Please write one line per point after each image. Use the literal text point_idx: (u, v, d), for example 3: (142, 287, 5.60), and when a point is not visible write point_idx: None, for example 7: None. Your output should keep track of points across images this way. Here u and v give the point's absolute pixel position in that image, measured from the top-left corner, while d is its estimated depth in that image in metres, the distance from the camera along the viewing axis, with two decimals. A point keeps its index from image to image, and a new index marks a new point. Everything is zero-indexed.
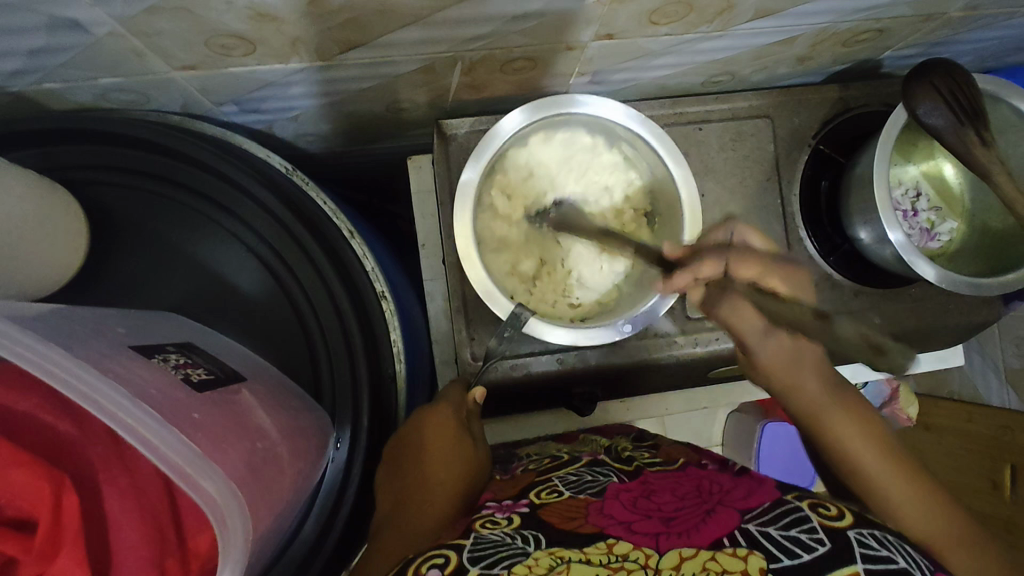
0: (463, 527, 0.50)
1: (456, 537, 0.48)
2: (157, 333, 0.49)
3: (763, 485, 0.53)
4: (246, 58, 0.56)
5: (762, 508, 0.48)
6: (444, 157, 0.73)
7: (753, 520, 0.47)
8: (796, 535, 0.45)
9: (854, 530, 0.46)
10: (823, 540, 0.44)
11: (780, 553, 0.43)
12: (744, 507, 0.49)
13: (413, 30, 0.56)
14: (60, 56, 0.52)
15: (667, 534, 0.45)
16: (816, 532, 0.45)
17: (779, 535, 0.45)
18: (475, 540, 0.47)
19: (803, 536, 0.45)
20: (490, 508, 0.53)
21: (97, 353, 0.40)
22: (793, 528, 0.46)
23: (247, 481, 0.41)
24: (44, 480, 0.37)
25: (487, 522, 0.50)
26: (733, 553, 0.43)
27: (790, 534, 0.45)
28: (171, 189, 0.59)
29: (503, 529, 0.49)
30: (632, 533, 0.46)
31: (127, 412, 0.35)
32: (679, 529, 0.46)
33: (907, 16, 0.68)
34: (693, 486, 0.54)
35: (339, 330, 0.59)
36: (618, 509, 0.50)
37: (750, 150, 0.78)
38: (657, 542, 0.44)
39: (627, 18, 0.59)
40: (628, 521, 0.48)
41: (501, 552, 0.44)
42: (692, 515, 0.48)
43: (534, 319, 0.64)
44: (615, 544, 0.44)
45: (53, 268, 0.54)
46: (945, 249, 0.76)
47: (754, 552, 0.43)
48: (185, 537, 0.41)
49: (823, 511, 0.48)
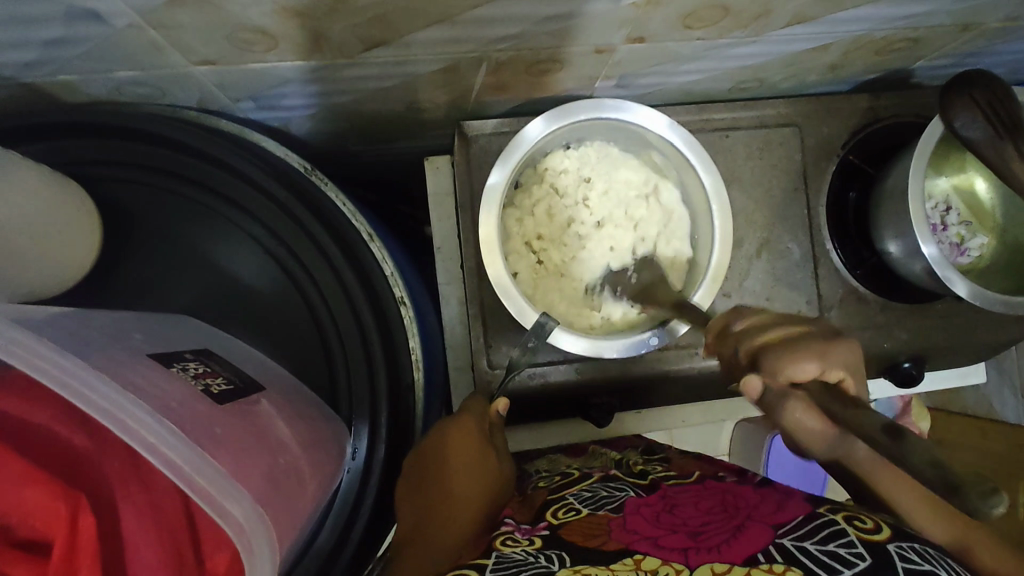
0: (485, 544, 0.49)
1: (476, 557, 0.47)
2: (174, 339, 0.48)
3: (790, 498, 0.51)
4: (269, 54, 0.54)
5: (795, 521, 0.47)
6: (465, 158, 0.71)
7: (787, 535, 0.45)
8: (834, 549, 0.43)
9: (894, 544, 0.44)
10: (862, 554, 0.42)
11: (816, 567, 0.41)
12: (775, 523, 0.47)
13: (440, 29, 0.54)
14: (77, 48, 0.50)
15: (698, 549, 0.44)
16: (854, 547, 0.43)
17: (816, 549, 0.43)
18: (498, 559, 0.45)
19: (841, 551, 0.42)
20: (510, 527, 0.51)
21: (113, 360, 0.38)
22: (830, 542, 0.43)
23: (268, 498, 0.39)
24: (59, 500, 0.35)
25: (508, 539, 0.48)
26: (770, 569, 0.41)
27: (827, 549, 0.43)
28: (186, 187, 0.57)
29: (525, 548, 0.47)
30: (659, 549, 0.44)
31: (143, 426, 0.34)
32: (709, 544, 0.44)
33: (945, 25, 0.66)
34: (719, 500, 0.52)
35: (358, 339, 0.57)
36: (642, 526, 0.48)
37: (778, 159, 0.76)
38: (687, 557, 0.43)
39: (662, 21, 0.57)
40: (654, 537, 0.46)
41: (525, 570, 0.43)
42: (722, 529, 0.46)
43: (560, 329, 0.62)
44: (643, 560, 0.43)
45: (66, 266, 0.52)
46: (975, 265, 0.74)
47: (790, 567, 0.41)
48: (202, 556, 0.39)
49: (858, 525, 0.45)
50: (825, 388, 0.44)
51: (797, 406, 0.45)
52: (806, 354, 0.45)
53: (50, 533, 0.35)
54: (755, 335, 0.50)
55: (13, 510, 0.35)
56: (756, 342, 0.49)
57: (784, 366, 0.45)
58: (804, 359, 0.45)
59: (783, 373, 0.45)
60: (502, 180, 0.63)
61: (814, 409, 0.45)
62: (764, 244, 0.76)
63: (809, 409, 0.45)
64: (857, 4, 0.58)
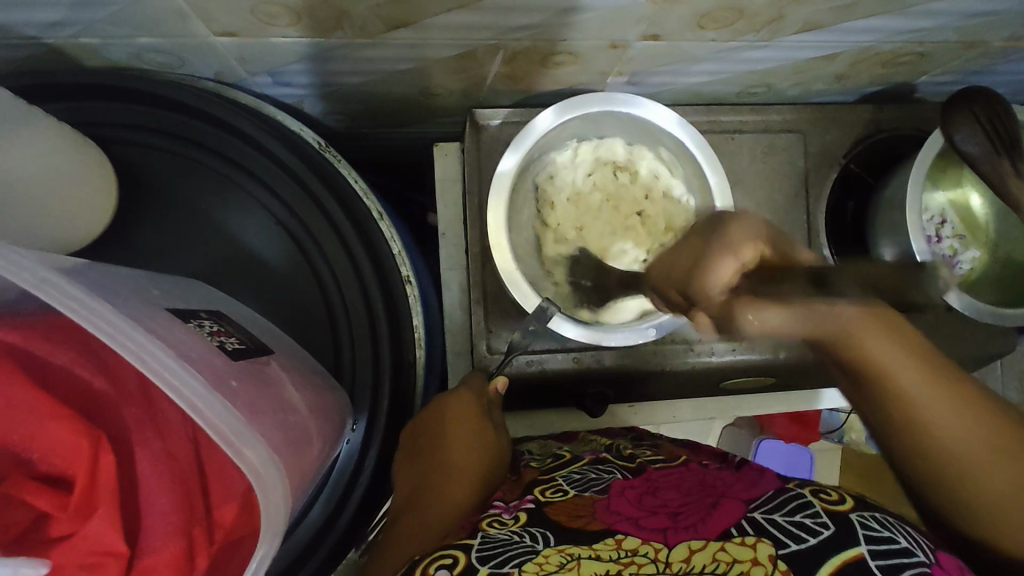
0: (471, 527, 0.49)
1: (463, 536, 0.48)
2: (187, 298, 0.48)
3: (764, 476, 0.53)
4: (291, 28, 0.55)
5: (767, 496, 0.48)
6: (475, 145, 0.73)
7: (759, 509, 0.46)
8: (800, 519, 0.45)
9: (857, 513, 0.45)
10: (827, 523, 0.44)
11: (785, 537, 0.43)
12: (748, 498, 0.48)
13: (460, 14, 0.55)
14: (103, 11, 0.51)
15: (675, 529, 0.45)
16: (820, 517, 0.45)
17: (784, 520, 0.45)
18: (483, 539, 0.46)
19: (807, 520, 0.44)
20: (497, 509, 0.52)
21: (135, 310, 0.39)
22: (798, 513, 0.45)
23: (280, 453, 0.41)
24: (83, 437, 0.36)
25: (494, 521, 0.49)
26: (742, 542, 0.43)
27: (795, 520, 0.45)
28: (202, 154, 0.58)
29: (511, 528, 0.48)
30: (640, 529, 0.45)
31: (167, 368, 0.35)
32: (687, 522, 0.46)
33: (950, 42, 0.68)
34: (698, 481, 0.53)
35: (364, 311, 0.58)
36: (625, 506, 0.49)
37: (781, 164, 0.78)
38: (666, 536, 0.44)
39: (677, 19, 0.59)
40: (636, 517, 0.47)
41: (510, 551, 0.44)
42: (699, 508, 0.48)
43: (559, 315, 0.64)
44: (624, 540, 0.44)
45: (81, 225, 0.53)
46: (966, 277, 0.76)
47: (761, 539, 0.43)
48: (212, 508, 0.40)
49: (824, 497, 0.47)
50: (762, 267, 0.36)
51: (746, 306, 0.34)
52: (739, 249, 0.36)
53: (72, 469, 0.36)
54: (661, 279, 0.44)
55: (36, 446, 0.36)
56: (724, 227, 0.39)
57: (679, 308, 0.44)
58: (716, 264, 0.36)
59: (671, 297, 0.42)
60: (512, 166, 0.64)
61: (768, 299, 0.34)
62: None
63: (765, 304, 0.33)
64: (868, 14, 0.60)
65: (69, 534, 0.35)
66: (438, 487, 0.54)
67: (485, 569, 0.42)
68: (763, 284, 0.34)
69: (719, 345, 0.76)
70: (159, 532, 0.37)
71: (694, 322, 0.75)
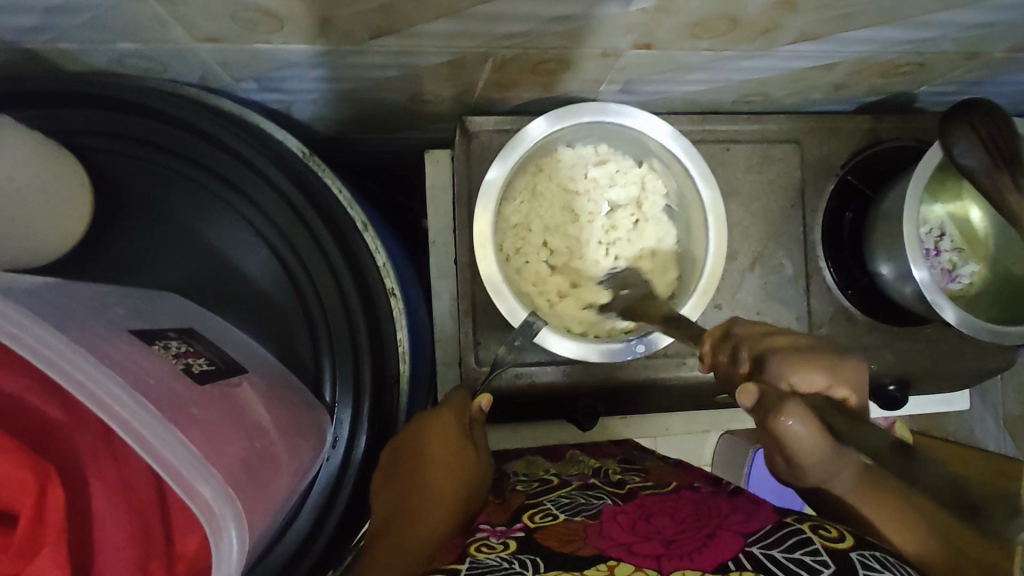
0: (459, 549, 0.48)
1: (450, 562, 0.46)
2: (159, 316, 0.47)
3: (759, 508, 0.51)
4: (273, 35, 0.53)
5: (765, 531, 0.47)
6: (465, 153, 0.71)
7: (757, 544, 0.45)
8: (800, 557, 0.43)
9: (857, 552, 0.43)
10: (827, 562, 0.42)
11: None
12: (745, 531, 0.47)
13: (445, 22, 0.54)
14: (79, 17, 0.50)
15: (669, 558, 0.43)
16: (819, 555, 0.43)
17: (783, 557, 0.43)
18: (472, 562, 0.44)
19: (807, 558, 0.43)
20: (485, 533, 0.50)
21: (94, 335, 0.38)
22: (797, 550, 0.44)
23: (242, 483, 0.39)
24: (28, 471, 0.35)
25: (483, 544, 0.47)
26: None
27: (794, 557, 0.43)
28: (178, 164, 0.57)
29: (499, 551, 0.46)
30: (633, 555, 0.43)
31: (115, 399, 0.34)
32: (680, 552, 0.44)
33: (951, 52, 0.66)
34: (692, 510, 0.52)
35: (345, 326, 0.57)
36: (617, 532, 0.47)
37: (777, 174, 0.77)
38: (658, 563, 0.42)
39: (671, 28, 0.57)
40: (628, 543, 0.45)
41: (498, 573, 0.42)
42: (693, 538, 0.46)
43: (547, 329, 0.62)
44: (617, 566, 0.42)
45: (54, 237, 0.52)
46: (965, 292, 0.74)
47: None
48: (172, 539, 0.38)
49: (824, 534, 0.46)
50: (832, 403, 0.36)
51: (793, 409, 0.35)
52: (812, 366, 0.38)
53: (16, 504, 0.35)
54: (759, 337, 0.41)
55: None
56: (755, 345, 0.40)
57: (782, 373, 0.38)
58: (813, 368, 0.38)
59: (780, 377, 0.38)
60: (499, 176, 0.63)
61: (820, 422, 0.35)
62: (758, 258, 0.76)
63: (807, 415, 0.35)
64: (866, 25, 0.59)
65: None
66: (418, 506, 0.52)
67: None
68: (830, 409, 0.36)
69: None
70: (111, 567, 0.36)
71: None
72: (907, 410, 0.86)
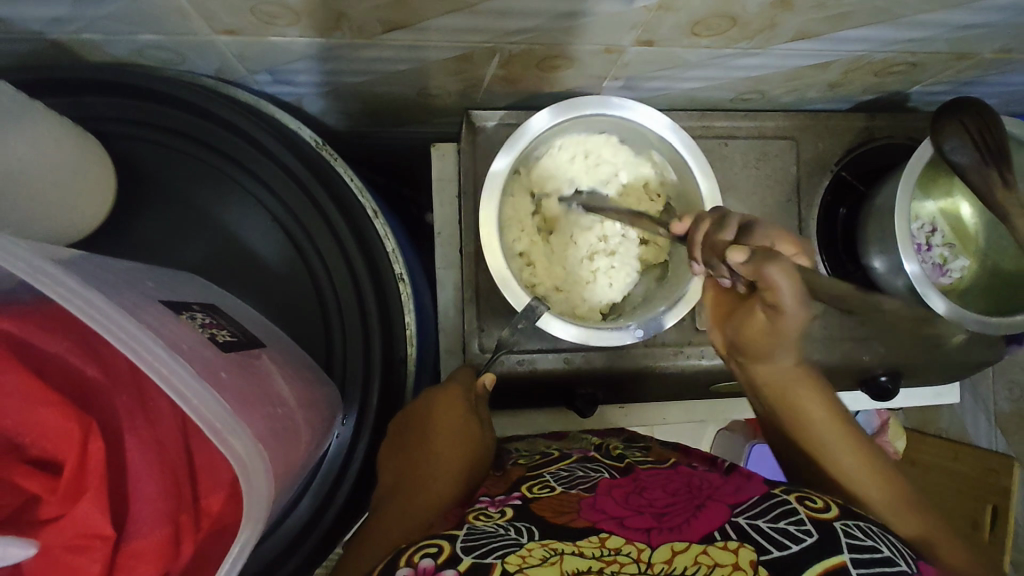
0: (457, 517, 0.51)
1: (450, 528, 0.49)
2: (183, 292, 0.49)
3: (751, 481, 0.53)
4: (289, 28, 0.56)
5: (753, 501, 0.49)
6: (471, 146, 0.73)
7: (743, 514, 0.47)
8: (784, 526, 0.45)
9: (841, 522, 0.47)
10: (810, 531, 0.45)
11: (768, 545, 0.43)
12: (732, 502, 0.49)
13: (455, 17, 0.56)
14: (105, 8, 0.52)
15: (659, 529, 0.45)
16: (804, 524, 0.45)
17: (768, 527, 0.45)
18: (469, 531, 0.47)
19: (791, 527, 0.45)
20: (483, 503, 0.52)
21: (129, 302, 0.40)
22: (782, 519, 0.46)
23: (268, 445, 0.42)
24: (72, 422, 0.37)
25: (481, 514, 0.49)
26: (724, 546, 0.43)
27: (779, 526, 0.45)
28: (199, 149, 0.59)
29: (497, 521, 0.48)
30: (624, 528, 0.46)
31: (154, 356, 0.36)
32: (671, 524, 0.46)
33: (941, 53, 0.68)
34: (685, 482, 0.54)
35: (355, 305, 0.59)
36: (610, 505, 0.49)
37: (774, 170, 0.79)
38: (649, 537, 0.44)
39: (672, 26, 0.60)
40: (620, 517, 0.47)
41: (493, 544, 0.44)
42: (684, 509, 0.48)
43: (549, 314, 0.64)
44: (608, 538, 0.44)
45: (79, 218, 0.54)
46: (956, 286, 0.77)
47: (744, 545, 0.43)
48: (199, 495, 0.41)
49: (810, 505, 0.48)
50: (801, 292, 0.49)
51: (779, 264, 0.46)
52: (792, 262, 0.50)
53: (62, 453, 0.37)
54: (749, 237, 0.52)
55: (29, 429, 0.37)
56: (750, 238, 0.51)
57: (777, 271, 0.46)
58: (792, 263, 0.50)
59: (772, 281, 0.47)
60: (505, 166, 0.65)
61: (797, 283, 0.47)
62: None
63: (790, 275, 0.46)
64: (860, 24, 0.61)
65: (58, 515, 0.37)
66: (423, 474, 0.56)
67: (469, 559, 0.42)
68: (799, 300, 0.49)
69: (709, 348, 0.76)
70: (145, 518, 0.38)
71: (684, 324, 0.76)
72: (900, 402, 0.88)
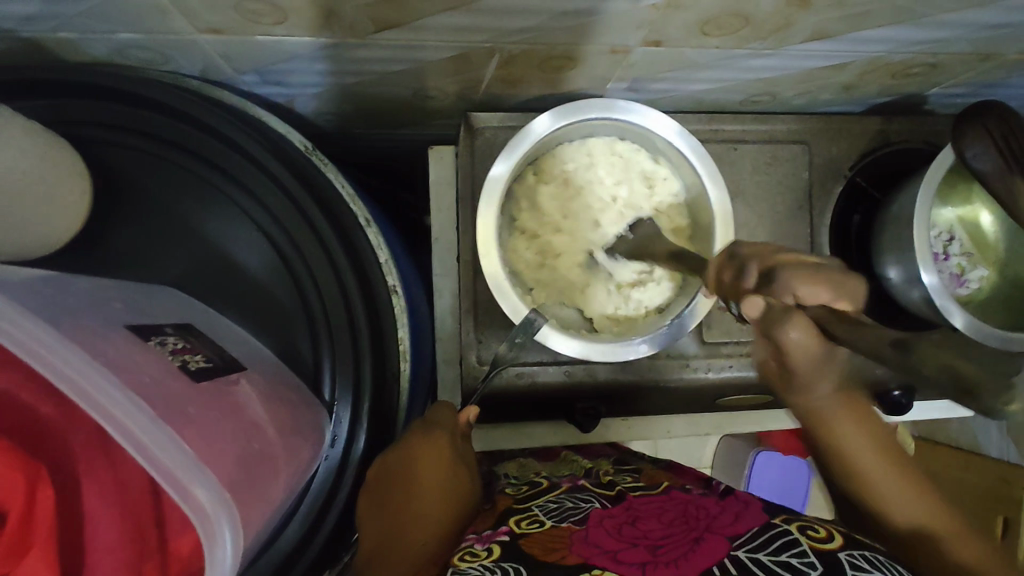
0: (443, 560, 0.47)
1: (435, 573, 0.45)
2: (156, 312, 0.46)
3: (749, 508, 0.51)
4: (276, 27, 0.53)
5: (753, 532, 0.46)
6: (468, 149, 0.70)
7: (742, 547, 0.44)
8: (787, 559, 0.42)
9: (846, 552, 0.44)
10: (814, 563, 0.42)
11: None
12: (732, 533, 0.46)
13: (452, 15, 0.53)
14: (78, 5, 0.49)
15: (655, 564, 0.43)
16: (807, 556, 0.43)
17: (768, 559, 0.43)
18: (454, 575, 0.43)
19: (794, 560, 0.42)
20: (470, 540, 0.49)
21: (89, 332, 0.37)
22: (783, 552, 0.43)
23: (239, 483, 0.39)
24: (20, 473, 0.38)
25: (466, 554, 0.46)
26: None
27: (779, 559, 0.42)
28: (174, 154, 0.56)
29: (482, 562, 0.44)
30: (617, 564, 0.42)
31: (113, 400, 0.34)
32: (667, 559, 0.43)
33: (964, 53, 0.65)
34: (680, 512, 0.51)
35: (345, 320, 0.56)
36: (603, 539, 0.46)
37: (785, 175, 0.76)
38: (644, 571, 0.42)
39: (679, 26, 0.56)
40: (613, 551, 0.44)
41: None
42: (681, 543, 0.45)
43: (548, 327, 0.61)
44: None
45: (49, 229, 0.51)
46: (973, 297, 0.74)
47: None
48: (167, 537, 0.41)
49: (813, 534, 0.46)
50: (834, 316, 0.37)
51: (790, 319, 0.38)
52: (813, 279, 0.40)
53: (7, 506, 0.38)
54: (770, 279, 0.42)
55: None
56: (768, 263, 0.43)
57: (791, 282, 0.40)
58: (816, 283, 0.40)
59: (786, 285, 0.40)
60: (504, 173, 0.62)
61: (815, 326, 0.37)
62: None
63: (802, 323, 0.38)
64: (878, 24, 0.57)
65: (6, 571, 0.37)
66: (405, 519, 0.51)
67: None
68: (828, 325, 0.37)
69: (715, 362, 0.73)
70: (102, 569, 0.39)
71: (690, 337, 0.73)
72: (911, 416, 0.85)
